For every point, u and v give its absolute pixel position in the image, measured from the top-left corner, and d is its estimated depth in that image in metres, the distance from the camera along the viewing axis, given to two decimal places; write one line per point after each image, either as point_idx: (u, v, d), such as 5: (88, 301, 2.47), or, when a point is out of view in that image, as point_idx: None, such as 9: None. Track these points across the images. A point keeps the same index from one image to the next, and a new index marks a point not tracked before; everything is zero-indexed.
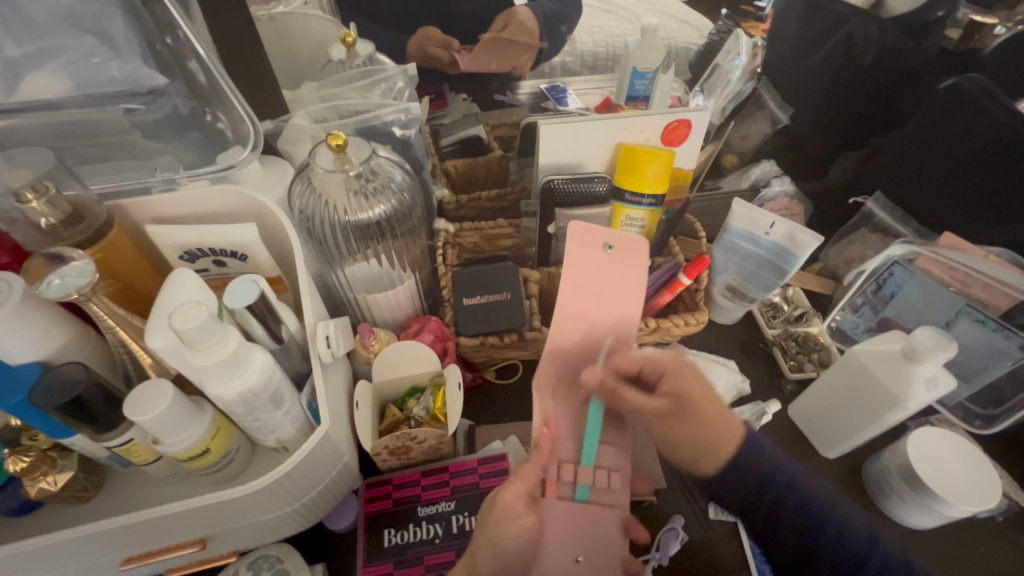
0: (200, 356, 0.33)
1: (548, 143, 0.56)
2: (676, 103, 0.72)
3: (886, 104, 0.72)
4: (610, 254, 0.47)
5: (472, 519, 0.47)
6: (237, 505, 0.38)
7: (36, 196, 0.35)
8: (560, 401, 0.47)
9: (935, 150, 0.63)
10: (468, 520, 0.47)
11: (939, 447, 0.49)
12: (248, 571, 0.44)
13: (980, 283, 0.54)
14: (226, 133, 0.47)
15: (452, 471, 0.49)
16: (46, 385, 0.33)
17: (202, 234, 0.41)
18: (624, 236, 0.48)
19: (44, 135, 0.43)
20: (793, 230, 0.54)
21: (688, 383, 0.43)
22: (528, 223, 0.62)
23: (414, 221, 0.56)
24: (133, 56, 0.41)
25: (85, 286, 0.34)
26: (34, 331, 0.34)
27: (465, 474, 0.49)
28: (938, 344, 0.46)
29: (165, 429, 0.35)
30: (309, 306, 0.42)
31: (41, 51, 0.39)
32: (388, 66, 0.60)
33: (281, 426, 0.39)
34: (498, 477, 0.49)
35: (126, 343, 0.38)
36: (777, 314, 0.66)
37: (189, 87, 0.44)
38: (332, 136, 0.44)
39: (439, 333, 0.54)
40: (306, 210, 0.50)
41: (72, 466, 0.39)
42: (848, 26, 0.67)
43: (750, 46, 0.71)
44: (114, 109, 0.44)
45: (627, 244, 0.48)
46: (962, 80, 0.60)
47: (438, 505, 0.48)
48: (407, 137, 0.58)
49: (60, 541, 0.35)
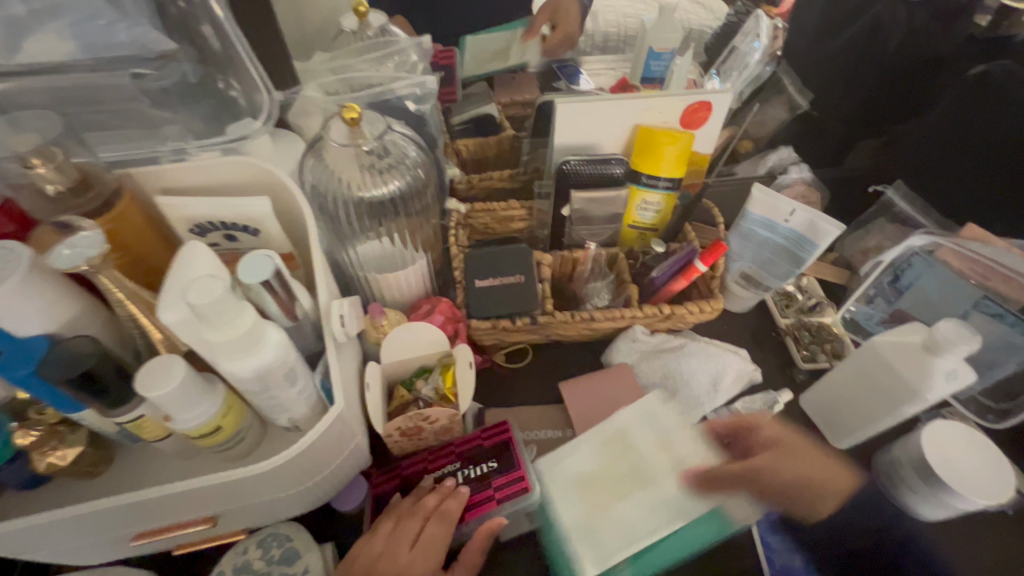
0: (219, 332, 0.32)
1: (565, 122, 0.55)
2: (694, 84, 0.67)
3: (912, 91, 0.70)
4: (590, 383, 0.55)
5: (479, 468, 0.45)
6: (255, 481, 0.38)
7: (43, 162, 0.34)
8: (590, 412, 0.53)
9: (960, 138, 0.62)
10: (474, 472, 0.45)
11: (953, 442, 0.49)
12: (259, 549, 0.44)
13: (1000, 276, 0.55)
14: (239, 102, 0.45)
15: (457, 443, 0.48)
16: (56, 357, 0.32)
17: (213, 206, 0.40)
18: (610, 377, 0.55)
19: (48, 100, 0.41)
20: (815, 218, 0.53)
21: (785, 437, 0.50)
22: (542, 205, 0.60)
23: (427, 199, 0.55)
24: (142, 18, 0.40)
25: (94, 257, 0.33)
26: (41, 303, 0.33)
27: (468, 444, 0.47)
28: (961, 337, 0.45)
29: (177, 405, 0.34)
30: (323, 282, 0.41)
31: (48, 8, 0.37)
32: (401, 39, 0.58)
33: (294, 405, 0.39)
34: (500, 436, 0.47)
35: (136, 318, 0.37)
36: (790, 304, 0.65)
37: (200, 53, 0.43)
38: (346, 109, 0.42)
39: (449, 315, 0.53)
40: (318, 185, 0.49)
41: (81, 441, 0.38)
42: (877, 6, 0.66)
43: (772, 27, 0.68)
44: (123, 74, 0.41)
45: (619, 382, 0.55)
46: (993, 67, 0.59)
47: (444, 470, 0.47)
48: (421, 113, 0.56)
49: (75, 514, 0.35)
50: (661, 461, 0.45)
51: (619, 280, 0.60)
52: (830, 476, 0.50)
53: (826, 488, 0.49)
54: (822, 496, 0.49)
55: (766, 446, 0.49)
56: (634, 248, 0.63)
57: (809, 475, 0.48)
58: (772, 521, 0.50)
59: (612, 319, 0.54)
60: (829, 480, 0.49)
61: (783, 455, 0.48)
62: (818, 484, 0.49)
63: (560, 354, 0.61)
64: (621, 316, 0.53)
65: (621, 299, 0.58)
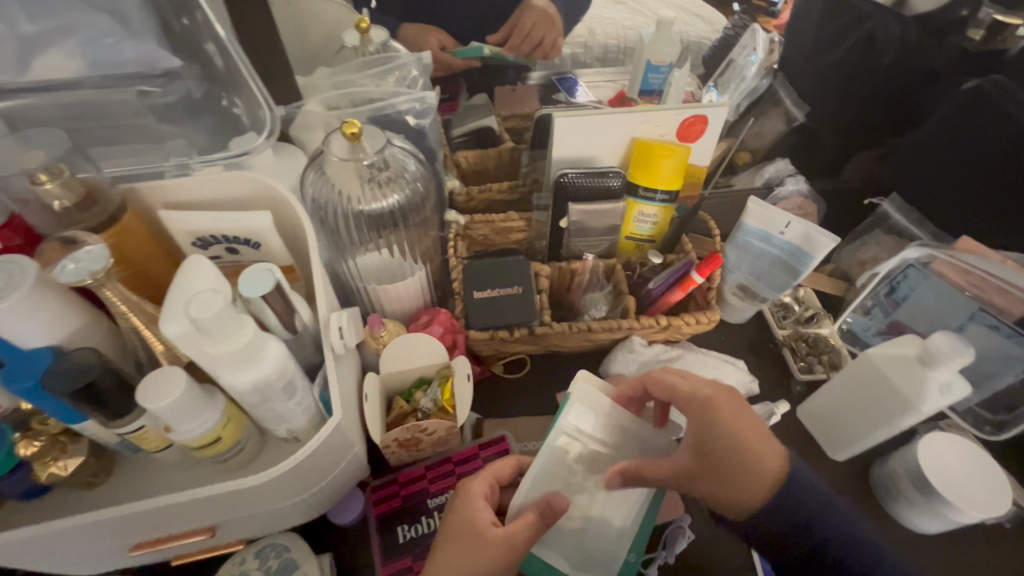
0: (218, 344, 0.32)
1: (563, 136, 0.56)
2: (690, 97, 0.70)
3: (908, 105, 0.71)
4: None
5: None
6: (252, 492, 0.38)
7: (50, 178, 0.35)
8: None
9: (953, 151, 0.63)
10: None
11: (949, 454, 0.49)
12: (256, 560, 0.44)
13: (995, 288, 0.54)
14: (243, 119, 0.45)
15: (456, 460, 0.50)
16: (59, 370, 0.33)
17: (215, 220, 0.40)
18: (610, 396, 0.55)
19: (55, 115, 0.43)
20: (810, 230, 0.54)
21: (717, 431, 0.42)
22: (539, 216, 0.61)
23: (426, 212, 0.56)
24: (149, 36, 0.41)
25: (99, 271, 0.33)
26: (46, 316, 0.34)
27: (467, 463, 0.50)
28: (956, 349, 0.45)
29: (177, 417, 0.34)
30: (323, 295, 0.42)
31: (57, 28, 0.39)
32: (402, 54, 0.59)
33: (293, 416, 0.39)
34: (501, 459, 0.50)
35: (137, 329, 0.38)
36: (787, 315, 0.65)
37: (204, 70, 0.43)
38: (346, 124, 0.43)
39: (448, 326, 0.53)
40: (319, 198, 0.50)
41: (82, 451, 0.39)
42: (868, 23, 0.67)
43: (767, 41, 0.70)
44: (128, 91, 0.43)
45: None
46: (985, 81, 0.59)
47: (447, 495, 0.48)
48: (421, 126, 0.57)
49: (75, 525, 0.35)
50: (580, 475, 0.43)
51: (616, 292, 0.60)
52: (754, 460, 0.41)
53: (745, 474, 0.41)
54: (728, 496, 0.42)
55: (694, 425, 0.43)
56: (631, 259, 0.63)
57: (722, 456, 0.41)
58: None
59: (609, 330, 0.54)
60: (747, 489, 0.41)
61: (709, 437, 0.42)
62: (728, 459, 0.41)
63: (559, 366, 0.61)
64: (619, 327, 0.54)
65: (618, 309, 0.58)
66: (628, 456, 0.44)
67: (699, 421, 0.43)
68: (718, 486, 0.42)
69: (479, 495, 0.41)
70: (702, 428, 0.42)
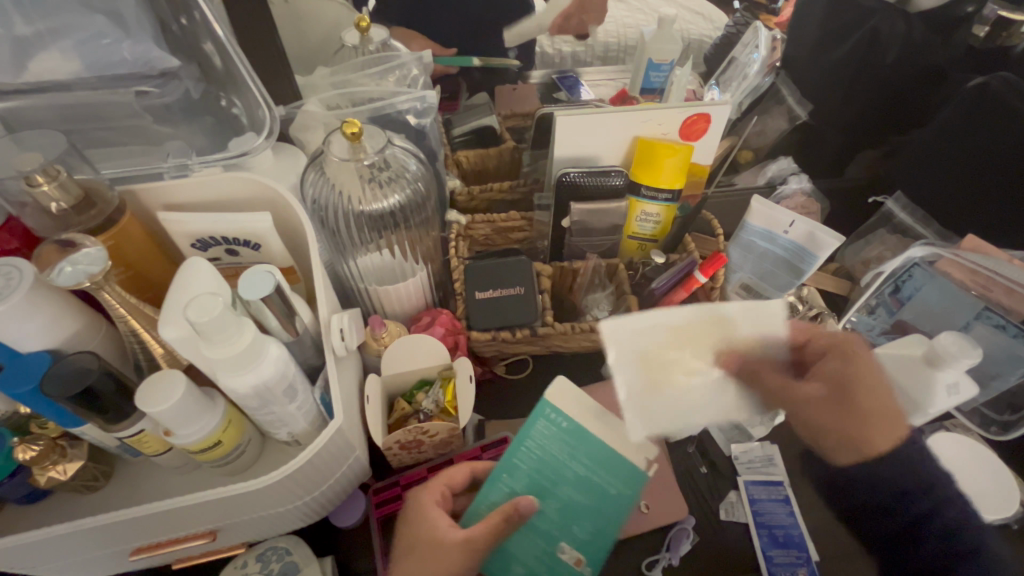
0: (216, 348, 0.32)
1: (564, 135, 0.55)
2: (692, 96, 0.69)
3: (913, 103, 0.70)
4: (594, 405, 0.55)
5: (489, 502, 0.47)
6: (252, 496, 0.37)
7: (47, 179, 0.35)
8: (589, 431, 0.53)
9: (961, 148, 0.62)
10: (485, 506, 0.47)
11: (956, 454, 0.48)
12: (257, 563, 0.44)
13: (1002, 288, 0.54)
14: (241, 119, 0.45)
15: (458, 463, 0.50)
16: (57, 374, 0.33)
17: (214, 221, 0.40)
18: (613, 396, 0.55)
19: (53, 117, 0.42)
20: (815, 229, 0.53)
21: (853, 366, 0.43)
22: (542, 216, 0.61)
23: (428, 212, 0.55)
24: (145, 37, 0.40)
25: (97, 273, 0.33)
26: (44, 319, 0.33)
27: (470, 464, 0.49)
28: (963, 350, 0.44)
29: (177, 421, 0.34)
30: (323, 297, 0.41)
31: (52, 29, 0.38)
32: (403, 53, 0.58)
33: (294, 420, 0.39)
34: None
35: (137, 333, 0.38)
36: (792, 316, 0.64)
37: (202, 69, 0.44)
38: (347, 124, 0.43)
39: (450, 327, 0.53)
40: (319, 199, 0.49)
41: (82, 455, 0.39)
42: (873, 20, 0.66)
43: (770, 38, 0.68)
44: (127, 91, 0.43)
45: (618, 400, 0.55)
46: (992, 78, 0.59)
47: None
48: (421, 126, 0.57)
49: (74, 530, 0.35)
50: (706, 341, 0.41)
51: (619, 291, 0.60)
52: (887, 403, 0.42)
53: (876, 417, 0.41)
54: (847, 439, 0.41)
55: (829, 362, 0.44)
56: (634, 258, 0.63)
57: (861, 394, 0.41)
58: (775, 536, 0.50)
59: None
60: (872, 431, 0.40)
61: (845, 372, 0.42)
62: (868, 403, 0.41)
63: (560, 367, 0.61)
64: None
65: (620, 309, 0.58)
66: (753, 354, 0.41)
67: (852, 361, 0.43)
68: (835, 414, 0.41)
69: (431, 501, 0.42)
70: (840, 363, 0.43)
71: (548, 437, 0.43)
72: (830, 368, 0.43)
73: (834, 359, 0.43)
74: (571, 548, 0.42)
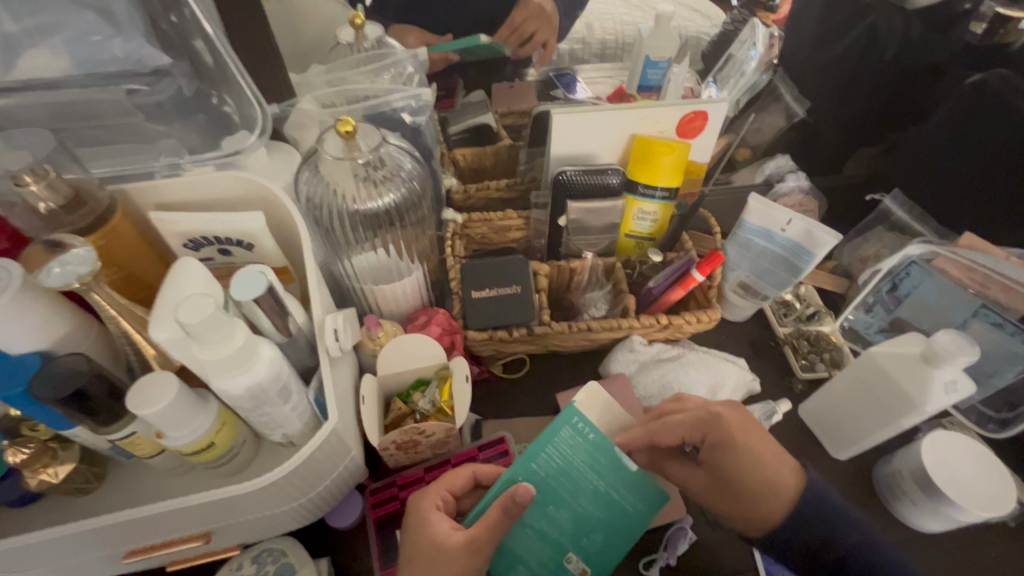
0: (208, 349, 0.32)
1: (561, 133, 0.55)
2: (689, 93, 0.69)
3: (911, 99, 0.70)
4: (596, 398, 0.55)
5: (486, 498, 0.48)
6: (246, 498, 0.37)
7: (35, 178, 0.34)
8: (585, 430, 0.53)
9: (961, 144, 0.62)
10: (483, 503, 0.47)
11: (956, 453, 0.48)
12: (252, 565, 0.43)
13: (999, 285, 0.54)
14: (233, 117, 0.45)
15: (455, 462, 0.50)
16: (46, 376, 0.32)
17: (207, 221, 0.39)
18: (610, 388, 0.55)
19: (42, 115, 0.42)
20: (812, 227, 0.53)
21: (733, 456, 0.43)
22: (538, 215, 0.60)
23: (423, 211, 0.55)
24: (136, 34, 0.40)
25: (86, 275, 0.33)
26: (33, 321, 0.33)
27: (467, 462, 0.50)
28: (960, 348, 0.44)
29: (170, 422, 0.34)
30: (317, 297, 0.41)
31: (41, 26, 0.37)
32: (398, 51, 0.58)
33: (288, 421, 0.38)
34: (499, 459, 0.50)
35: (128, 334, 0.37)
36: (789, 313, 0.65)
37: (194, 68, 0.43)
38: (341, 122, 0.42)
39: (446, 326, 0.53)
40: (313, 197, 0.49)
41: (74, 458, 0.38)
42: (872, 15, 0.65)
43: (767, 36, 0.68)
44: (117, 90, 0.43)
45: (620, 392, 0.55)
46: (990, 76, 0.59)
47: None
48: (417, 124, 0.56)
49: (66, 534, 0.35)
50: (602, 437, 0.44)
51: (616, 290, 0.59)
52: (772, 474, 0.42)
53: (762, 495, 0.42)
54: (749, 518, 0.43)
55: (707, 449, 0.44)
56: (631, 258, 0.63)
57: (737, 480, 0.42)
58: None
59: (609, 330, 0.53)
60: (758, 510, 0.42)
61: (722, 460, 0.43)
62: (748, 490, 0.42)
63: (557, 366, 0.61)
64: (619, 326, 0.53)
65: (618, 309, 0.58)
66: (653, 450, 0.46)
67: (722, 449, 0.43)
68: (742, 501, 0.42)
69: (433, 508, 0.41)
70: (712, 451, 0.44)
71: (573, 448, 0.42)
72: (710, 452, 0.44)
73: (708, 448, 0.44)
74: (580, 558, 0.43)
